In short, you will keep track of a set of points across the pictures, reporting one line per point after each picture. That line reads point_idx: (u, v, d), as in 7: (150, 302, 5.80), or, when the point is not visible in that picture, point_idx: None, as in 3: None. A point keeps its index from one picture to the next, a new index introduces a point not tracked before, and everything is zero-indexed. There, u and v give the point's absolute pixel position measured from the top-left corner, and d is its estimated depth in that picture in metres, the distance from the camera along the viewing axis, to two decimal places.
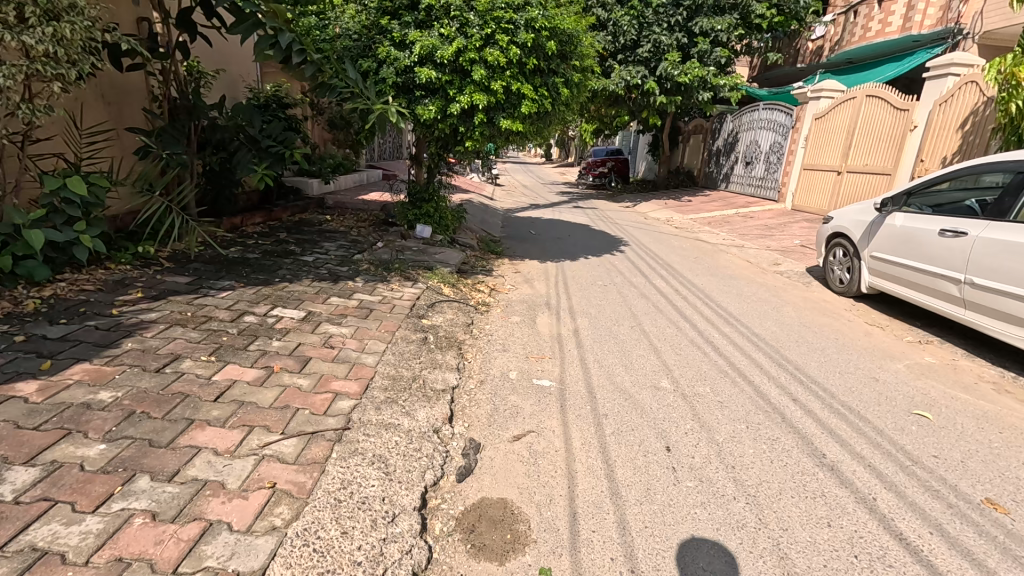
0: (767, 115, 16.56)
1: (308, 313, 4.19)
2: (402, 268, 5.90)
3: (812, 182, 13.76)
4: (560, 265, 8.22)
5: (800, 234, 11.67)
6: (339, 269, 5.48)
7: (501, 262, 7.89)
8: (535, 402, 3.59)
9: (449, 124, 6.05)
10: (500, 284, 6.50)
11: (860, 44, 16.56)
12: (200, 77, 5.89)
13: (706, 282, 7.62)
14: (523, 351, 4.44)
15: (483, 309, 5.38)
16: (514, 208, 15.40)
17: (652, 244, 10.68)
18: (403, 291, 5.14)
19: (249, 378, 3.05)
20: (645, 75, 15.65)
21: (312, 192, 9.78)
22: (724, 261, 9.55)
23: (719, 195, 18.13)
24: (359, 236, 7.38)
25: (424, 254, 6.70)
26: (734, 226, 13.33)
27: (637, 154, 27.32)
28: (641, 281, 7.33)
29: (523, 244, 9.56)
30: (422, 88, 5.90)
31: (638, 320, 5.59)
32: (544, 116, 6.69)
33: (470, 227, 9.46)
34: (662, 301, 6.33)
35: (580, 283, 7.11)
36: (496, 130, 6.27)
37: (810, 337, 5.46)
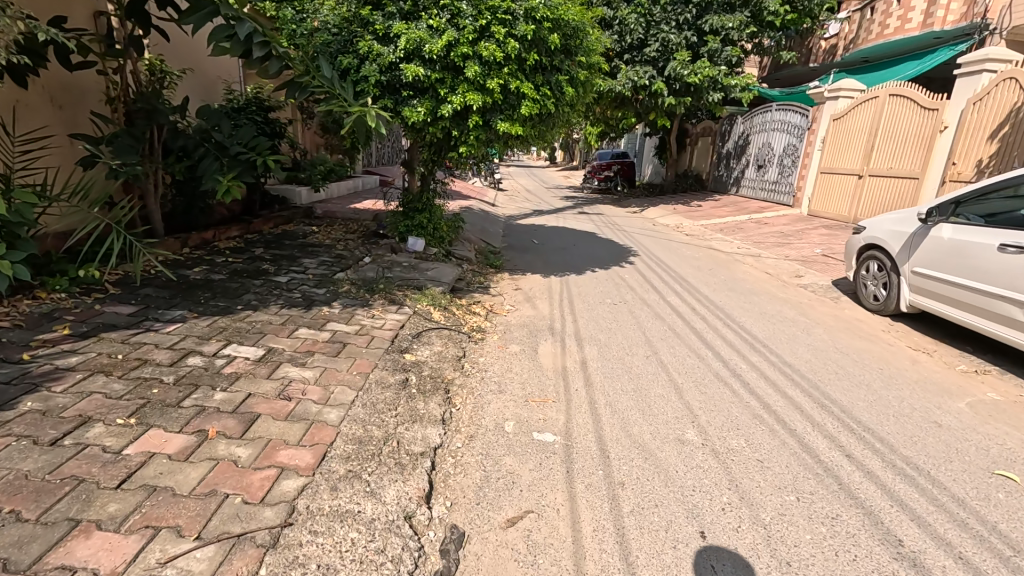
0: (780, 116, 15.88)
1: (269, 351, 3.55)
2: (388, 289, 5.26)
3: (831, 186, 13.06)
4: (565, 280, 7.58)
5: (820, 241, 10.97)
6: (314, 292, 4.86)
7: (500, 277, 7.25)
8: (535, 465, 2.94)
9: (441, 128, 5.44)
10: (498, 304, 5.86)
11: (877, 42, 15.85)
12: (163, 78, 5.31)
13: (725, 299, 6.94)
14: (522, 392, 3.79)
15: (477, 337, 4.74)
16: (517, 215, 14.79)
17: (663, 254, 10.02)
18: (386, 318, 4.51)
19: (173, 448, 2.41)
20: (653, 76, 14.99)
21: (300, 201, 9.21)
22: (741, 272, 8.87)
23: (730, 200, 17.44)
24: (345, 250, 6.76)
25: (414, 271, 6.07)
26: (748, 233, 12.63)
27: (644, 156, 26.59)
28: (655, 299, 6.66)
29: (525, 256, 8.91)
30: (410, 87, 5.29)
31: (655, 348, 4.93)
32: (547, 118, 6.07)
33: (468, 238, 8.84)
34: (680, 324, 5.66)
35: (588, 301, 6.44)
36: (493, 134, 5.65)
37: (851, 369, 4.77)
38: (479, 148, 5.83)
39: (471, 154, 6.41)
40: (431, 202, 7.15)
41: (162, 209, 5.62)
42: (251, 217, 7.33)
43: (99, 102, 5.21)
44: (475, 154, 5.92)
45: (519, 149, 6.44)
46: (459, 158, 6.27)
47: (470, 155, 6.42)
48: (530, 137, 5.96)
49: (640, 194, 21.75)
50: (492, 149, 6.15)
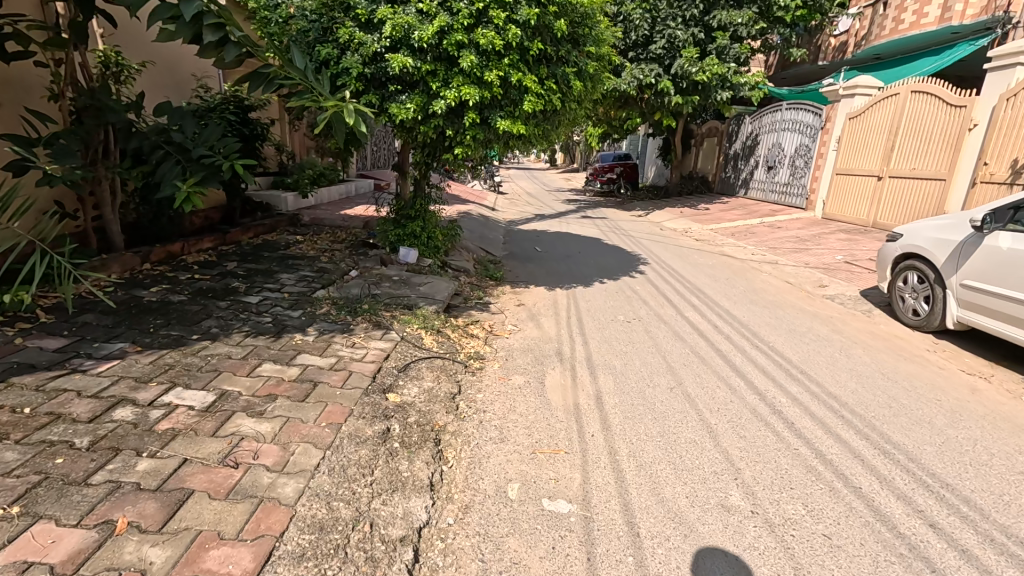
0: (791, 115, 15.28)
1: (221, 395, 2.93)
2: (374, 310, 4.65)
3: (848, 188, 12.45)
4: (571, 292, 6.95)
5: (840, 247, 10.35)
6: (288, 315, 4.24)
7: (501, 290, 6.63)
8: (547, 549, 2.31)
9: (434, 127, 4.84)
10: (498, 324, 5.24)
11: (891, 37, 15.21)
12: (119, 72, 4.71)
13: (748, 314, 6.31)
14: (527, 441, 3.16)
15: (475, 366, 4.12)
16: (517, 219, 14.18)
17: (674, 262, 9.40)
18: (369, 346, 3.89)
19: (58, 556, 1.79)
20: (659, 74, 14.39)
21: (286, 208, 8.60)
22: (760, 282, 8.25)
23: (739, 202, 16.83)
24: (329, 263, 6.14)
25: (405, 288, 5.46)
26: (761, 239, 12.01)
27: (647, 158, 25.98)
28: (672, 315, 6.04)
29: (528, 266, 8.28)
30: (398, 81, 4.70)
31: (678, 377, 4.30)
32: (551, 116, 5.47)
33: (466, 246, 8.22)
34: (703, 346, 5.03)
35: (598, 318, 5.81)
36: (493, 134, 5.05)
37: (906, 400, 4.14)
38: (476, 150, 5.22)
39: (469, 156, 5.81)
40: (425, 210, 6.55)
41: (112, 216, 4.90)
42: (228, 227, 6.72)
43: (43, 100, 4.61)
44: (472, 156, 5.32)
45: (521, 150, 5.83)
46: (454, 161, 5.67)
47: (468, 157, 5.82)
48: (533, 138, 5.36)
49: (645, 197, 21.12)
50: (492, 150, 5.55)
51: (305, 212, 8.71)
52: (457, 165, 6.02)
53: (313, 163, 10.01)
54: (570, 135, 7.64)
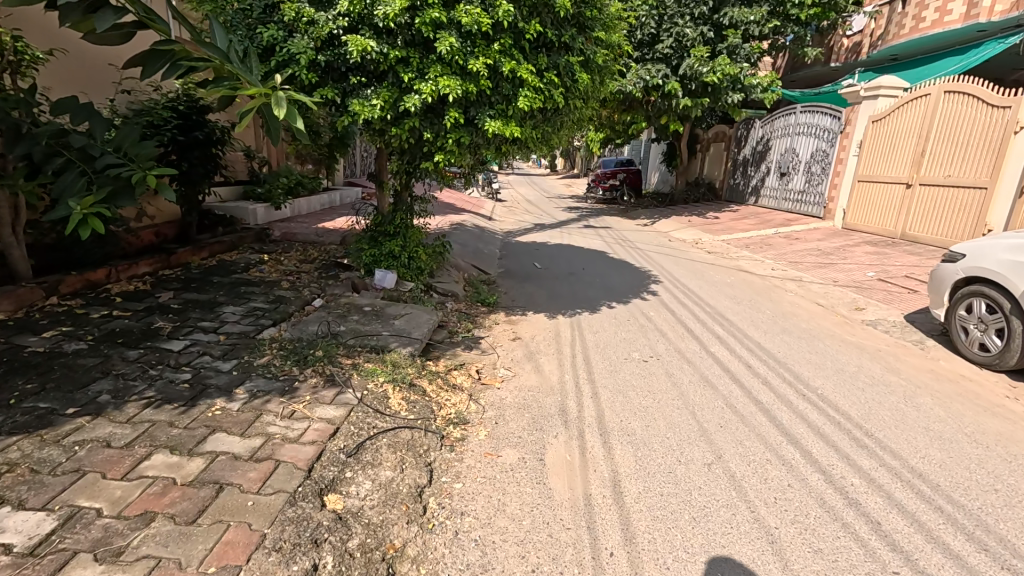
0: (806, 119, 14.41)
1: (68, 517, 2.00)
2: (332, 357, 3.72)
3: (872, 196, 11.57)
4: (574, 320, 6.04)
5: (868, 262, 9.43)
6: (215, 369, 3.30)
7: (493, 318, 5.73)
8: None
9: (408, 129, 3.96)
10: (488, 367, 4.32)
11: (910, 37, 14.36)
12: (15, 61, 3.80)
13: (782, 348, 5.38)
14: (521, 571, 2.21)
15: (455, 438, 3.19)
16: (515, 229, 13.28)
17: (688, 280, 8.47)
18: (314, 417, 2.95)
19: None
20: (666, 75, 13.51)
21: (256, 221, 7.69)
22: (788, 304, 7.31)
23: (749, 211, 15.94)
24: (290, 290, 5.21)
25: (377, 323, 4.54)
26: (779, 252, 11.08)
27: (651, 164, 25.12)
28: (695, 350, 5.13)
29: (525, 286, 7.35)
30: (362, 72, 3.82)
31: (716, 446, 3.37)
32: (552, 113, 4.57)
33: (456, 264, 7.31)
34: (738, 398, 4.12)
35: (608, 355, 4.89)
36: (482, 137, 4.15)
37: (1013, 479, 3.20)
38: (463, 156, 4.33)
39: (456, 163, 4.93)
40: (409, 223, 5.64)
41: (10, 240, 3.99)
42: (178, 247, 5.80)
43: None
44: (458, 164, 4.45)
45: (518, 155, 4.93)
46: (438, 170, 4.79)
47: (454, 165, 4.94)
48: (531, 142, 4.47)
49: (649, 204, 20.21)
50: (481, 156, 4.66)
51: (276, 226, 7.80)
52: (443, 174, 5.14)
53: (289, 170, 9.10)
54: (574, 138, 6.75)
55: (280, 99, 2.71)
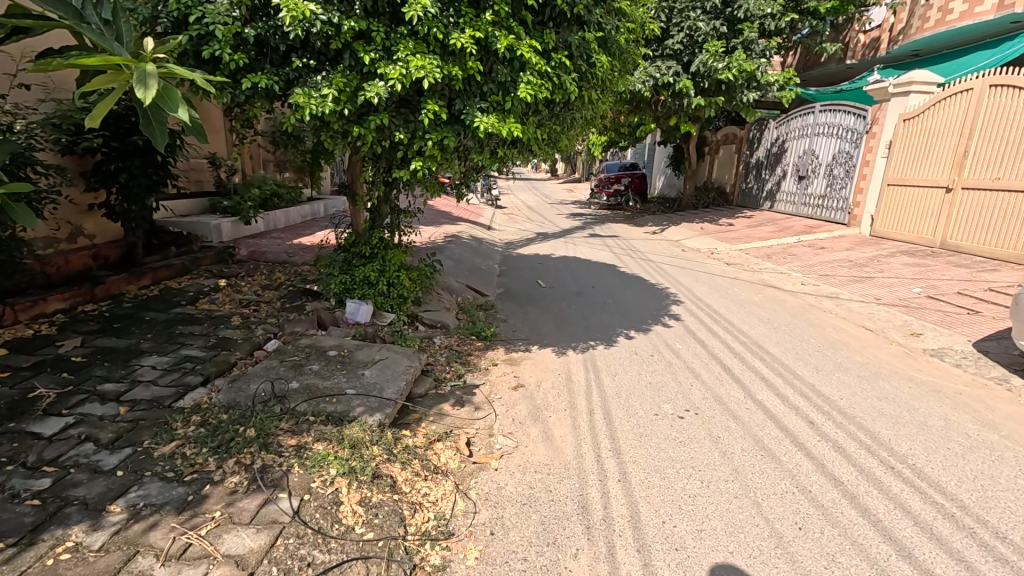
0: (826, 118, 13.48)
1: None
2: (270, 436, 2.75)
3: (904, 200, 10.62)
4: (588, 354, 5.08)
5: (910, 276, 8.44)
6: (91, 469, 2.33)
7: (490, 355, 4.77)
8: None
9: (374, 128, 3.05)
10: (482, 436, 3.36)
11: (936, 30, 13.43)
12: None
13: (844, 393, 4.41)
14: None
15: (432, 568, 2.21)
16: (516, 240, 12.35)
17: (711, 299, 7.52)
18: (219, 553, 1.98)
19: None
20: (677, 72, 12.59)
21: (222, 238, 6.75)
22: (831, 329, 6.35)
23: (765, 217, 14.98)
24: (241, 328, 4.25)
25: (340, 375, 3.58)
26: (806, 263, 10.09)
27: (656, 167, 24.20)
28: (739, 399, 4.17)
29: (529, 310, 6.37)
30: (311, 53, 2.91)
31: (801, 568, 2.39)
32: (562, 107, 3.67)
33: (448, 286, 6.35)
34: (809, 475, 3.15)
35: (633, 406, 3.94)
36: (471, 138, 3.24)
37: None
38: (448, 161, 3.41)
39: (443, 171, 4.02)
40: (390, 242, 4.70)
41: None
42: (112, 274, 4.85)
43: None
44: (443, 171, 3.54)
45: (519, 159, 4.01)
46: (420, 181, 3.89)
47: (441, 172, 4.02)
48: (536, 144, 3.55)
49: (656, 210, 19.25)
50: (472, 162, 3.75)
51: (244, 243, 6.84)
52: (428, 184, 4.23)
53: (263, 179, 8.16)
54: (582, 140, 5.82)
55: (148, 74, 1.78)
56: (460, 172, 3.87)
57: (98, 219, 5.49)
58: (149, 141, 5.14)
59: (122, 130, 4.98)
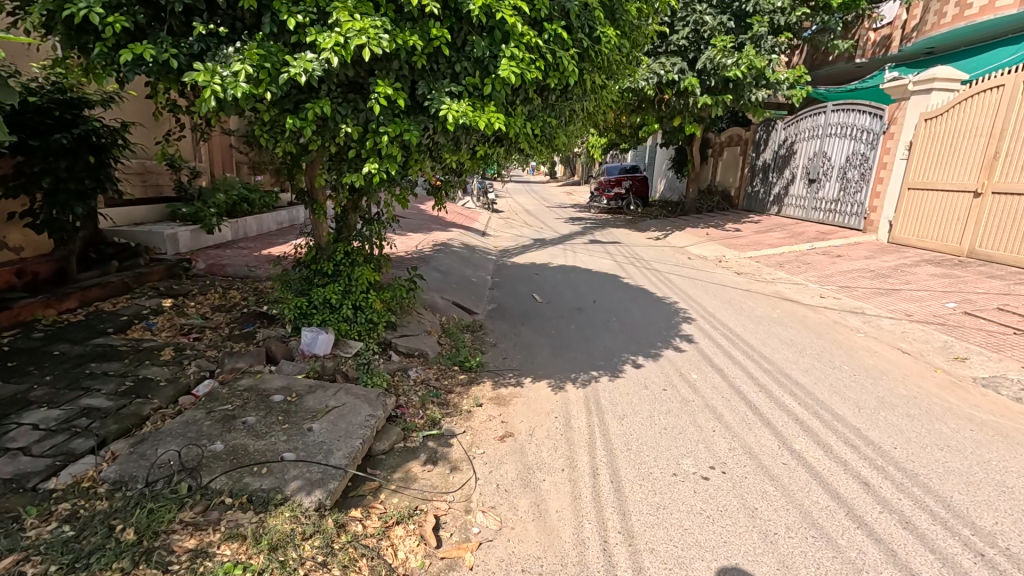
0: (838, 118, 12.81)
1: None
2: (158, 539, 2.03)
3: (926, 205, 9.96)
4: (590, 387, 4.36)
5: (940, 288, 7.73)
6: None
7: (474, 392, 4.06)
8: None
9: (312, 119, 2.41)
10: (458, 514, 2.63)
11: (953, 26, 12.75)
12: None
13: (898, 441, 3.68)
14: None
15: None
16: (512, 247, 11.64)
17: (726, 316, 6.79)
18: None
19: None
20: (682, 69, 11.91)
21: (184, 250, 6.08)
22: (863, 352, 5.64)
23: (774, 222, 14.29)
24: (169, 363, 3.51)
25: (281, 431, 2.86)
26: (823, 273, 9.38)
27: (657, 170, 23.54)
28: (768, 447, 3.50)
29: (522, 330, 5.66)
30: (220, 18, 2.36)
31: None
32: (557, 96, 3.06)
33: (430, 304, 5.63)
34: (879, 570, 2.43)
35: (645, 459, 3.26)
36: (441, 134, 2.60)
37: None
38: (413, 162, 2.77)
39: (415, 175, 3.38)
40: (358, 258, 3.97)
41: None
42: (29, 296, 4.13)
43: None
44: (411, 175, 2.91)
45: (505, 161, 3.39)
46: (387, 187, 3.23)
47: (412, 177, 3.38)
48: (524, 142, 2.94)
49: (658, 214, 18.57)
50: (447, 165, 3.11)
51: (203, 255, 6.11)
52: (399, 192, 3.58)
53: (231, 183, 7.44)
54: (581, 139, 5.16)
55: None
56: (434, 177, 3.24)
57: (25, 230, 4.77)
58: (78, 140, 4.43)
59: (44, 128, 4.28)
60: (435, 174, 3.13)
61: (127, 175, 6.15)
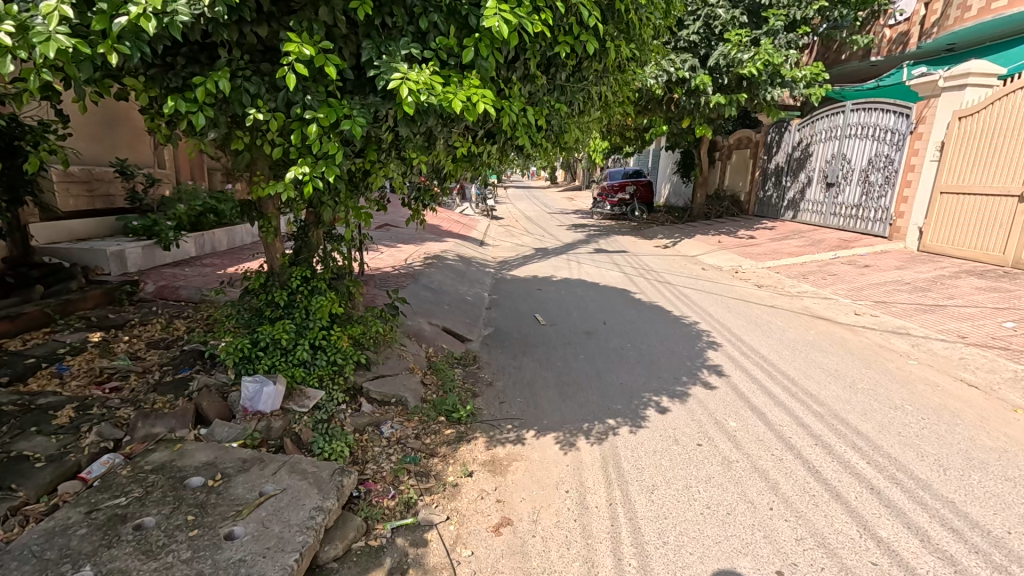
0: (859, 117, 12.04)
1: None
2: None
3: (960, 211, 9.18)
4: (607, 439, 3.55)
5: (991, 304, 6.90)
6: None
7: (462, 452, 3.25)
8: None
9: (204, 100, 1.90)
10: None
11: (979, 21, 11.96)
12: None
13: (1011, 520, 2.85)
14: None
15: None
16: (512, 258, 10.82)
17: (755, 339, 5.98)
18: None
19: None
20: (694, 66, 11.15)
21: (133, 268, 5.32)
22: (922, 383, 4.80)
23: (789, 228, 13.48)
24: (61, 430, 2.65)
25: (188, 544, 2.03)
26: (853, 285, 8.56)
27: (662, 174, 22.76)
28: (843, 533, 2.69)
29: (523, 360, 4.86)
30: None
31: None
32: (551, 76, 2.64)
33: (414, 332, 4.83)
34: None
35: (686, 558, 2.45)
36: (403, 126, 2.13)
37: None
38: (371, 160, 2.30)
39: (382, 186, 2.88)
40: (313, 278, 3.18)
41: None
42: None
43: None
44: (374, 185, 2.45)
45: (491, 166, 2.92)
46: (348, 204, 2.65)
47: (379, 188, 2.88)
48: (520, 136, 2.49)
49: (665, 220, 17.77)
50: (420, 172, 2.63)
51: (155, 276, 5.30)
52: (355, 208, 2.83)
53: (196, 192, 6.66)
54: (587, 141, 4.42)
55: None
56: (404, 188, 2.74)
57: None
58: None
59: None
60: (406, 183, 2.65)
61: (71, 184, 5.35)
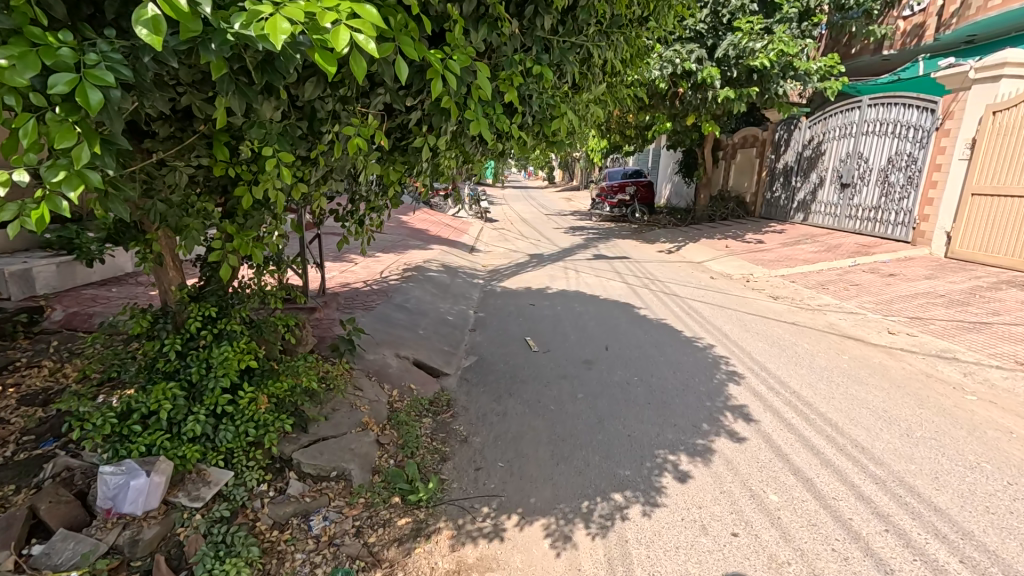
0: (875, 114, 11.25)
1: None
2: None
3: (994, 214, 8.33)
4: (612, 523, 2.71)
5: None
6: None
7: (416, 557, 2.38)
8: None
9: None
10: None
11: (1005, 9, 11.10)
12: None
13: None
14: None
15: None
16: (503, 266, 9.97)
17: (779, 367, 5.14)
18: None
19: None
20: (700, 57, 10.30)
21: (45, 290, 4.49)
22: (991, 429, 3.94)
23: (801, 232, 12.65)
24: None
25: None
26: (880, 297, 7.72)
27: (664, 175, 21.91)
28: None
29: (507, 400, 4.03)
30: None
31: None
32: (522, 19, 1.99)
33: (373, 370, 3.98)
34: None
35: None
36: (224, 94, 1.36)
37: None
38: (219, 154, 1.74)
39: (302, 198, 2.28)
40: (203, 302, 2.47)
41: None
42: None
43: None
44: (246, 200, 1.85)
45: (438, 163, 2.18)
46: (236, 228, 2.18)
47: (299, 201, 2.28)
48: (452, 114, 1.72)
49: (667, 222, 16.94)
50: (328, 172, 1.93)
51: (68, 300, 4.43)
52: (239, 232, 2.19)
53: None
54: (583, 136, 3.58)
55: None
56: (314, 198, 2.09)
57: None
58: None
59: None
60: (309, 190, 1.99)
61: None
